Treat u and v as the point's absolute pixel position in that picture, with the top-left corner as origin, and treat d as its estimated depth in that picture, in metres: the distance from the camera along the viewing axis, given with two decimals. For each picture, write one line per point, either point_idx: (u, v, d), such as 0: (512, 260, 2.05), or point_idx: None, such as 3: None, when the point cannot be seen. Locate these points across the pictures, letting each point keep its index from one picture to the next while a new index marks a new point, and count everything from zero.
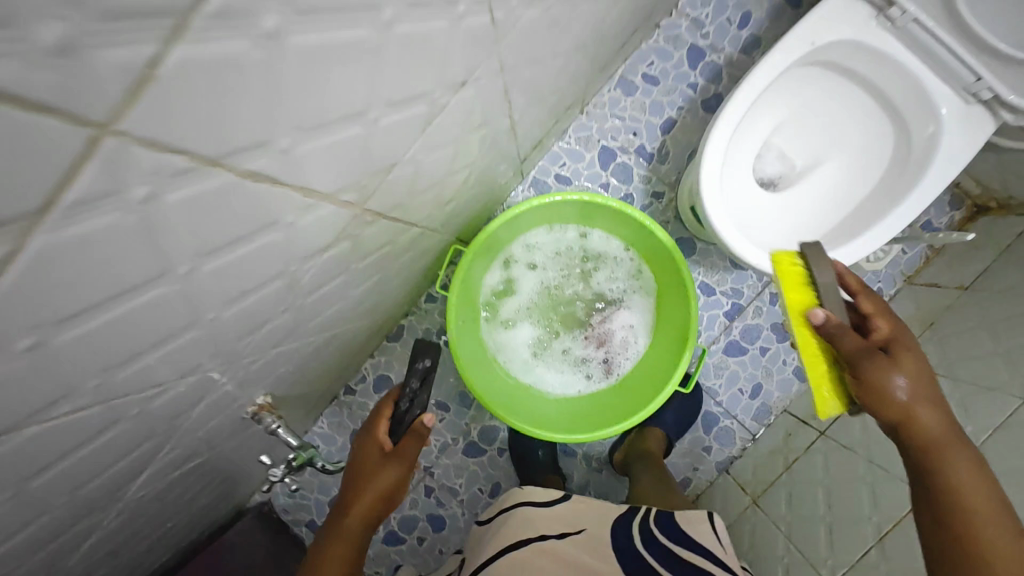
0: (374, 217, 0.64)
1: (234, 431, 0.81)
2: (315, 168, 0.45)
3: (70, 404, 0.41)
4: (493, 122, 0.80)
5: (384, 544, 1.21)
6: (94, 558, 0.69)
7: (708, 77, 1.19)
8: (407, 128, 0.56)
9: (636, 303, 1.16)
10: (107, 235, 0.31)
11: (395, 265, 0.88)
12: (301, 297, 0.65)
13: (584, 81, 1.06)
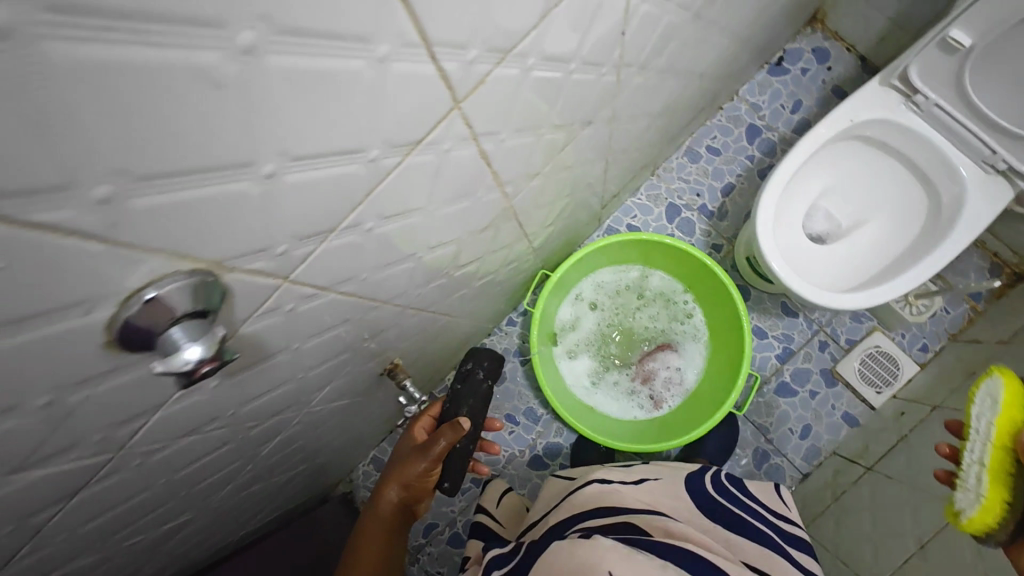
0: (470, 243, 0.72)
1: (314, 432, 0.85)
2: (414, 195, 0.49)
3: (41, 424, 0.34)
4: (580, 167, 0.88)
5: (449, 545, 1.22)
6: (193, 527, 0.74)
7: (764, 151, 1.35)
8: (511, 163, 0.63)
9: (690, 343, 1.24)
10: (52, 239, 0.25)
11: (473, 294, 0.94)
12: (401, 314, 0.73)
13: (657, 145, 1.20)
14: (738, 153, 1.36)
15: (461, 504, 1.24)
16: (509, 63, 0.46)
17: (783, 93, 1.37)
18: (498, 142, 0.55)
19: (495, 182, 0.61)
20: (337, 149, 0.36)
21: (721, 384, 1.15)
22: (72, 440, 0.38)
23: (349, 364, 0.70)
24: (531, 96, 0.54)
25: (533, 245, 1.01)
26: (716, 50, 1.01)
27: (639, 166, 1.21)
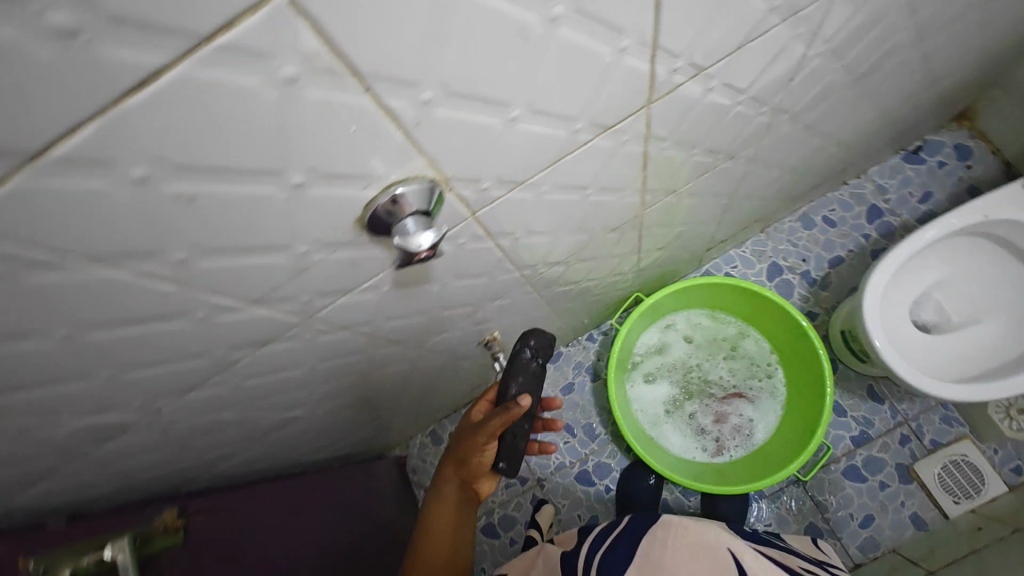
0: (565, 267, 0.78)
1: (391, 392, 0.95)
2: (525, 221, 0.56)
3: (209, 328, 0.43)
4: (688, 221, 0.92)
5: (481, 532, 1.31)
6: (271, 447, 0.85)
7: (881, 233, 1.31)
8: (618, 212, 0.69)
9: (766, 400, 1.23)
10: (259, 204, 0.33)
11: (558, 308, 1.01)
12: (492, 311, 0.82)
13: (776, 204, 1.19)
14: (854, 229, 1.32)
15: (501, 498, 1.33)
16: (640, 142, 0.54)
17: (915, 179, 1.32)
18: (615, 195, 0.63)
19: (602, 221, 0.69)
20: (471, 181, 0.43)
21: (793, 446, 1.14)
22: (212, 348, 0.46)
23: (442, 345, 0.82)
24: (651, 167, 0.62)
25: (628, 276, 1.07)
26: (861, 128, 1.00)
27: (750, 221, 1.23)
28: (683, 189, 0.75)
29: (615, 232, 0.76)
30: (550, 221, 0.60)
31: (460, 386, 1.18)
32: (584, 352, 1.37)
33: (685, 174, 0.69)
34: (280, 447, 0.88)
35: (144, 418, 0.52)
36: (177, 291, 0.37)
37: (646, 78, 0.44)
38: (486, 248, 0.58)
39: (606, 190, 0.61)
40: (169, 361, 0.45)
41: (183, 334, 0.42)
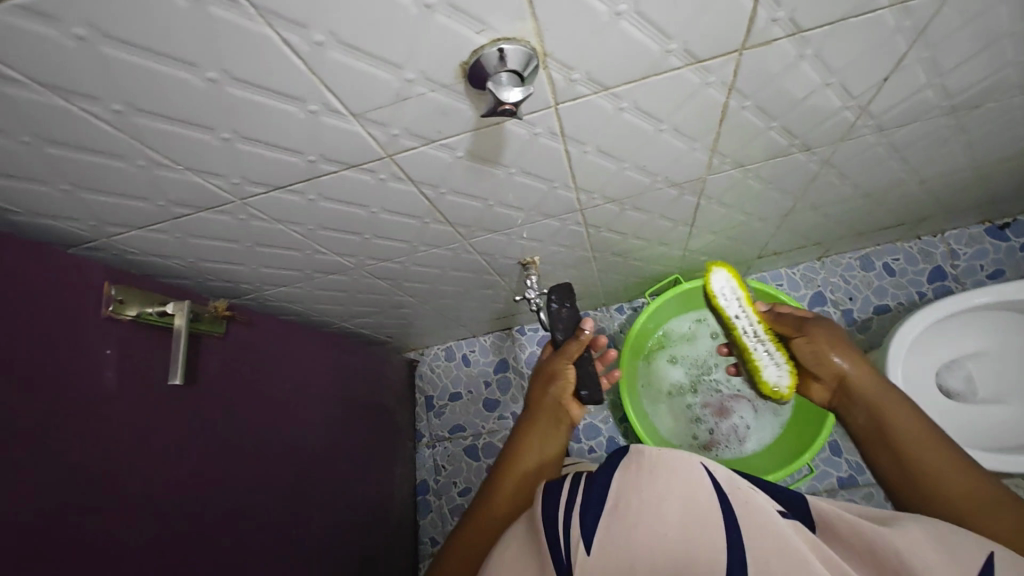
0: (619, 210, 0.84)
1: (429, 283, 1.03)
2: (597, 135, 0.62)
3: (312, 127, 0.51)
4: (748, 210, 0.95)
5: (463, 450, 1.43)
6: (314, 292, 0.95)
7: (937, 296, 1.29)
8: (684, 167, 0.74)
9: (765, 412, 1.24)
10: (391, 10, 0.40)
11: (600, 259, 1.06)
12: (541, 232, 0.87)
13: (841, 232, 1.19)
14: (911, 284, 1.30)
15: (490, 426, 1.42)
16: (722, 91, 0.58)
17: (993, 253, 1.27)
18: (687, 143, 0.67)
19: (666, 170, 0.73)
20: (564, 64, 0.49)
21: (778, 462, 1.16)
22: (307, 149, 0.54)
23: (487, 247, 0.88)
24: (728, 126, 0.65)
25: (674, 251, 1.10)
26: (950, 177, 0.99)
27: (809, 241, 1.23)
28: (753, 167, 0.77)
29: (674, 190, 0.81)
30: (619, 145, 0.65)
31: (488, 307, 1.26)
32: (609, 320, 1.42)
33: (757, 149, 0.72)
34: (321, 296, 0.98)
35: (231, 201, 0.61)
36: (303, 74, 0.45)
37: (748, 16, 0.48)
38: (557, 151, 0.63)
39: (678, 134, 0.65)
40: (270, 146, 0.53)
41: (293, 122, 0.50)
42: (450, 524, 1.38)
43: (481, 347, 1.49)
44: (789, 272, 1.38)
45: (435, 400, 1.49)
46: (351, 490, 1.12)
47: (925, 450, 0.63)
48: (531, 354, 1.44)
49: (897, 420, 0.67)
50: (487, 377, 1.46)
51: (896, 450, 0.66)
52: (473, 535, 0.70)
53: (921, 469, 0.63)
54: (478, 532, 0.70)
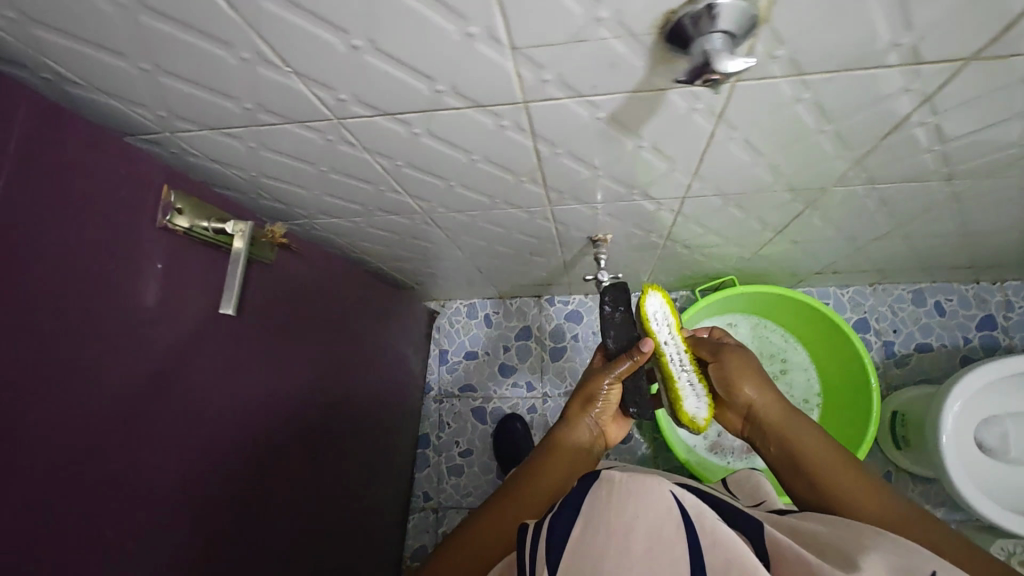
0: (720, 205, 0.76)
1: (486, 241, 0.96)
2: (753, 124, 0.54)
3: (458, 55, 0.42)
4: (842, 227, 0.88)
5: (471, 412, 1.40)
6: (366, 229, 0.87)
7: (983, 344, 1.25)
8: (815, 174, 0.66)
9: None
10: None
11: (668, 247, 0.99)
12: (628, 211, 0.80)
13: (910, 264, 1.14)
14: (958, 328, 1.26)
15: (502, 391, 1.39)
16: (914, 102, 0.50)
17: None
18: (836, 150, 0.60)
19: (794, 173, 0.66)
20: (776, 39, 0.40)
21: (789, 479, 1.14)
22: (440, 80, 0.46)
23: (564, 215, 0.81)
24: (891, 141, 0.58)
25: (742, 253, 1.04)
26: None
27: (872, 265, 1.18)
28: (882, 187, 0.70)
29: (787, 194, 0.73)
30: (767, 139, 0.57)
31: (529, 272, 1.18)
32: None
33: (899, 171, 0.65)
34: (371, 234, 0.91)
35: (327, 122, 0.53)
36: None
37: (1008, 20, 0.40)
38: (702, 133, 0.55)
39: (835, 139, 0.57)
40: (402, 68, 0.44)
41: (440, 45, 0.41)
42: (446, 482, 1.38)
43: (506, 309, 1.43)
44: (837, 292, 1.33)
45: (448, 354, 1.44)
46: (358, 431, 1.09)
47: (823, 459, 0.65)
48: (557, 327, 1.40)
49: (799, 435, 0.69)
50: (507, 341, 1.42)
51: (809, 457, 0.66)
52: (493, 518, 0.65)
53: (835, 474, 0.64)
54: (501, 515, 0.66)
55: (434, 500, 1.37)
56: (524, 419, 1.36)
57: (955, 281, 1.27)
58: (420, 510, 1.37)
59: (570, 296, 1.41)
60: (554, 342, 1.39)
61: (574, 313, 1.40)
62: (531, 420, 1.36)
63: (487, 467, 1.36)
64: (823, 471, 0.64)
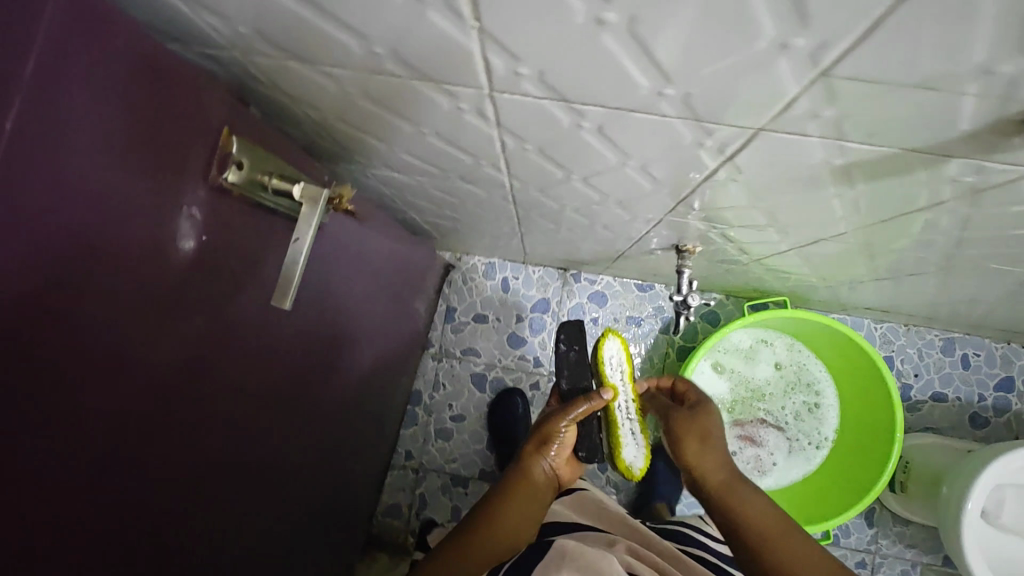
0: (852, 248, 0.66)
1: (554, 219, 0.83)
2: (996, 197, 0.43)
3: (736, 31, 0.29)
4: (946, 284, 0.80)
5: (470, 377, 1.31)
6: (425, 181, 0.72)
7: (994, 404, 1.25)
8: (991, 248, 0.56)
9: (796, 459, 1.22)
10: None
11: (745, 263, 0.89)
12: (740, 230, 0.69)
13: (964, 318, 1.09)
14: (976, 384, 1.25)
15: (506, 361, 1.31)
16: None
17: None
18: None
19: (969, 243, 0.56)
20: None
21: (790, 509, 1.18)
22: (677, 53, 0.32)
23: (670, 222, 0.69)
24: None
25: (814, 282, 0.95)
26: None
27: (924, 311, 1.12)
28: None
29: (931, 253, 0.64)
30: (990, 213, 0.46)
31: (575, 250, 1.06)
32: (673, 302, 1.28)
33: None
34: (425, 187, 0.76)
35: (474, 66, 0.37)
36: None
37: None
38: (924, 192, 0.44)
39: None
40: (637, 29, 0.30)
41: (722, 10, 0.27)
42: (432, 443, 1.31)
43: (526, 276, 1.31)
44: (871, 325, 1.28)
45: (455, 312, 1.32)
46: (354, 391, 0.99)
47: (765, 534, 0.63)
48: (578, 306, 1.30)
49: (737, 503, 0.66)
50: (522, 311, 1.31)
51: (751, 531, 0.63)
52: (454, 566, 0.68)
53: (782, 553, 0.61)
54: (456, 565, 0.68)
55: (416, 460, 1.30)
56: (526, 396, 1.28)
57: (989, 338, 1.24)
58: (400, 467, 1.30)
59: (599, 276, 1.30)
60: (571, 321, 1.29)
61: (599, 295, 1.30)
62: (533, 397, 1.29)
63: (478, 436, 1.30)
64: (769, 548, 0.61)
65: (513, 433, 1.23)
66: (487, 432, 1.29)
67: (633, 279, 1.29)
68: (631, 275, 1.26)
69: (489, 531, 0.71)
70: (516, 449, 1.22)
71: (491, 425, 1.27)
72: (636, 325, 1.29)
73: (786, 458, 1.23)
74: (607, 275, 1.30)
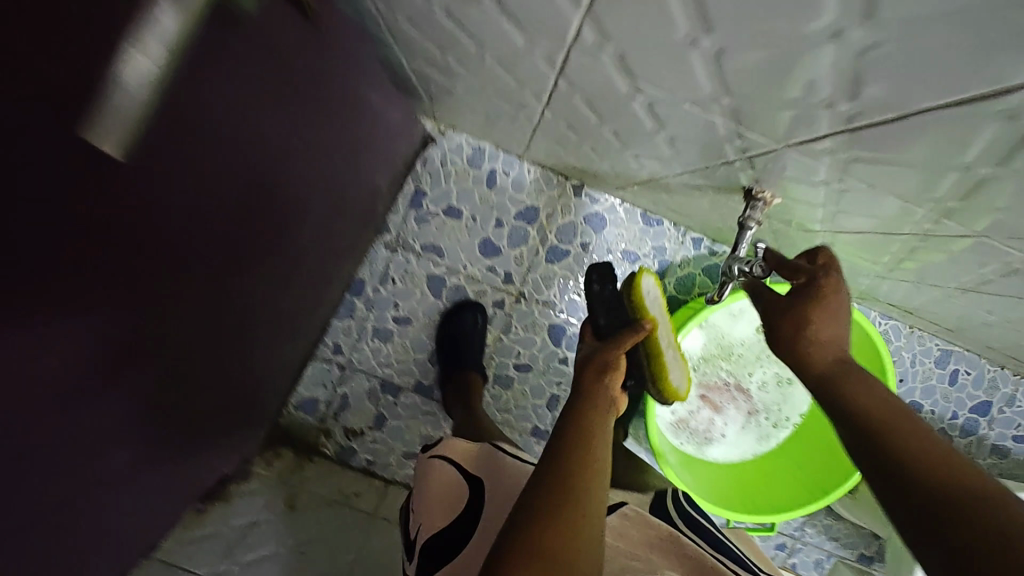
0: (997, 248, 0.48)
1: (595, 103, 0.59)
2: None
3: None
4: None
5: (426, 279, 1.10)
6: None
7: (962, 425, 1.19)
8: None
9: (752, 434, 1.13)
10: None
11: (806, 227, 0.70)
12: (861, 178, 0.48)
13: (988, 338, 0.97)
14: (953, 402, 1.19)
15: (473, 269, 1.10)
16: None
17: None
18: None
19: None
20: None
21: (732, 486, 1.09)
22: None
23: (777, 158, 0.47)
24: None
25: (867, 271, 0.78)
26: None
27: (947, 322, 1.00)
28: None
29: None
30: None
31: (593, 159, 0.83)
32: (677, 245, 1.10)
33: None
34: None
35: None
36: None
37: None
38: None
39: None
40: None
41: None
42: (365, 342, 1.11)
43: (519, 175, 1.07)
44: (876, 318, 1.16)
45: (423, 199, 1.07)
46: (274, 275, 0.75)
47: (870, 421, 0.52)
48: (570, 225, 1.09)
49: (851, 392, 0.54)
50: (504, 215, 1.08)
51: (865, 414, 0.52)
52: (564, 535, 0.54)
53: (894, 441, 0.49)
54: (568, 540, 0.54)
55: (344, 357, 1.12)
56: (486, 312, 1.11)
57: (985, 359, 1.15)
58: (323, 360, 1.11)
59: (603, 195, 1.08)
60: (558, 240, 1.09)
61: (598, 218, 1.09)
62: (493, 315, 1.12)
63: (422, 345, 1.12)
64: (880, 421, 0.51)
65: (464, 351, 1.07)
66: (433, 343, 1.12)
67: (642, 209, 1.08)
68: (642, 204, 1.05)
69: (577, 486, 0.58)
70: (462, 369, 1.07)
71: (439, 337, 1.10)
72: (629, 262, 1.10)
73: (737, 434, 1.13)
74: (612, 197, 1.08)
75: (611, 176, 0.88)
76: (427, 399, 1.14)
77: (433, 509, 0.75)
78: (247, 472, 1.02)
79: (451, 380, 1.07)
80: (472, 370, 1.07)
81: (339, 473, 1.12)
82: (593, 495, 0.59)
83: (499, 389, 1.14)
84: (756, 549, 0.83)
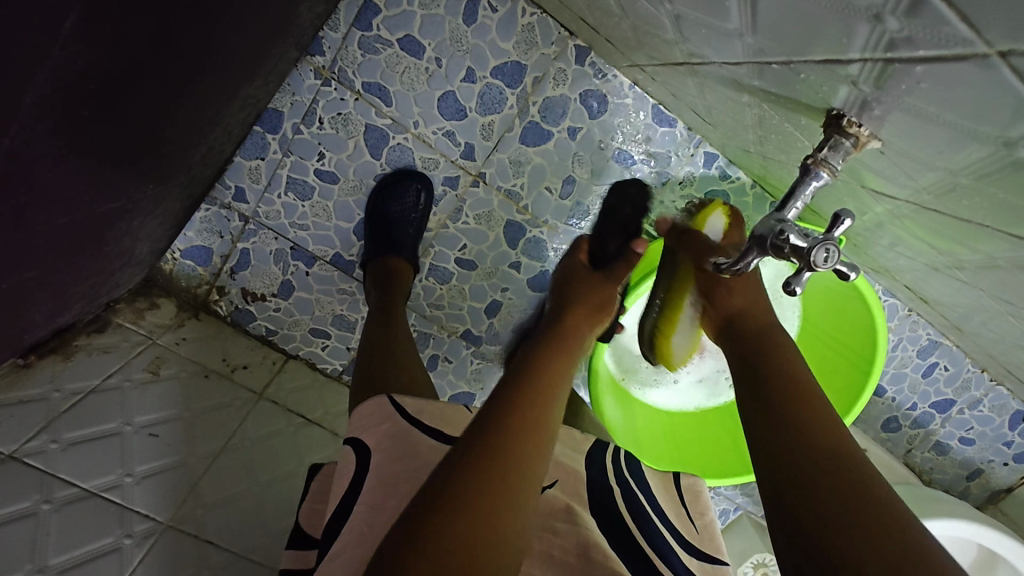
0: None
1: None
2: None
3: None
4: None
5: (363, 130, 0.85)
6: None
7: (940, 440, 1.04)
8: None
9: (703, 389, 0.96)
10: None
11: (875, 189, 0.49)
12: (1015, 163, 0.28)
13: (1003, 359, 0.81)
14: (918, 394, 1.01)
15: (426, 130, 0.85)
16: None
17: (995, 429, 1.01)
18: None
19: None
20: None
21: (663, 436, 0.96)
22: None
23: (938, 79, 0.26)
24: None
25: (910, 252, 0.60)
26: None
27: (967, 334, 0.83)
28: None
29: None
30: None
31: (609, 13, 0.57)
32: (685, 157, 0.87)
33: None
34: None
35: None
36: None
37: None
38: None
39: None
40: None
41: None
42: (276, 194, 0.88)
43: (509, 15, 0.79)
44: (902, 310, 0.94)
45: (376, 17, 0.78)
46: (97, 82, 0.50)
47: (820, 475, 0.45)
48: (561, 100, 0.83)
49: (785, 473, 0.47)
50: (478, 67, 0.81)
51: (778, 458, 0.48)
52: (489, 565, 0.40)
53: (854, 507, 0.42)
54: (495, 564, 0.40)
55: (248, 208, 0.88)
56: (432, 190, 0.89)
57: (971, 359, 0.94)
58: (223, 206, 0.88)
59: (611, 69, 0.82)
60: (541, 117, 0.85)
61: (597, 98, 0.84)
62: (440, 193, 0.90)
63: (347, 213, 0.90)
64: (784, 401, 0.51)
65: (397, 233, 0.88)
66: (362, 213, 0.90)
67: (655, 101, 0.84)
68: (658, 92, 0.80)
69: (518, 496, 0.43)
70: (390, 252, 0.88)
71: (370, 205, 0.88)
72: (622, 164, 0.88)
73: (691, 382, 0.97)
74: (622, 75, 0.82)
75: (629, 45, 0.63)
76: (346, 276, 0.93)
77: (333, 484, 0.63)
78: (105, 323, 0.84)
79: (374, 263, 0.88)
80: (403, 257, 0.89)
81: (229, 337, 0.92)
82: (537, 471, 0.46)
83: (433, 282, 0.96)
84: (707, 517, 0.69)
